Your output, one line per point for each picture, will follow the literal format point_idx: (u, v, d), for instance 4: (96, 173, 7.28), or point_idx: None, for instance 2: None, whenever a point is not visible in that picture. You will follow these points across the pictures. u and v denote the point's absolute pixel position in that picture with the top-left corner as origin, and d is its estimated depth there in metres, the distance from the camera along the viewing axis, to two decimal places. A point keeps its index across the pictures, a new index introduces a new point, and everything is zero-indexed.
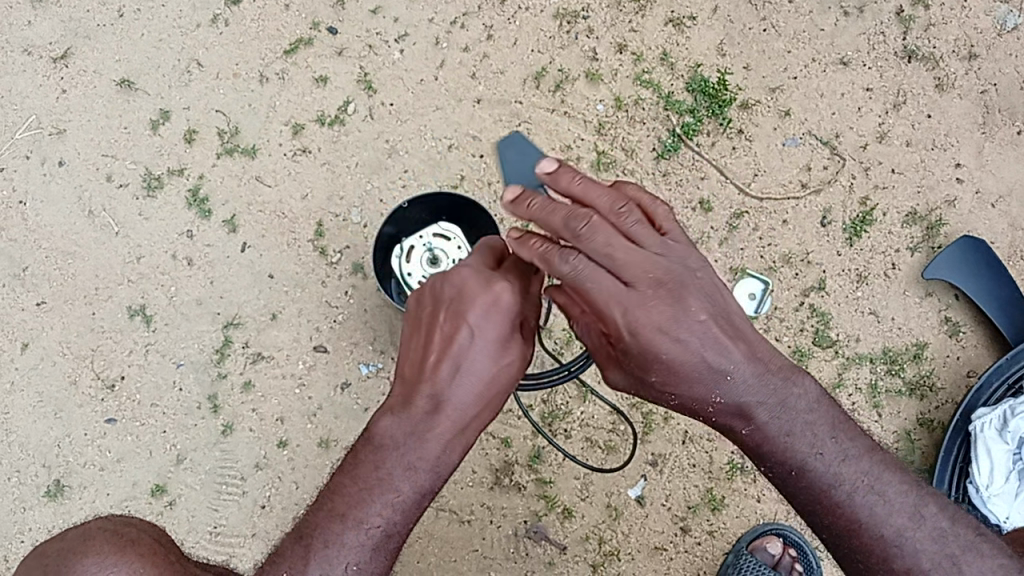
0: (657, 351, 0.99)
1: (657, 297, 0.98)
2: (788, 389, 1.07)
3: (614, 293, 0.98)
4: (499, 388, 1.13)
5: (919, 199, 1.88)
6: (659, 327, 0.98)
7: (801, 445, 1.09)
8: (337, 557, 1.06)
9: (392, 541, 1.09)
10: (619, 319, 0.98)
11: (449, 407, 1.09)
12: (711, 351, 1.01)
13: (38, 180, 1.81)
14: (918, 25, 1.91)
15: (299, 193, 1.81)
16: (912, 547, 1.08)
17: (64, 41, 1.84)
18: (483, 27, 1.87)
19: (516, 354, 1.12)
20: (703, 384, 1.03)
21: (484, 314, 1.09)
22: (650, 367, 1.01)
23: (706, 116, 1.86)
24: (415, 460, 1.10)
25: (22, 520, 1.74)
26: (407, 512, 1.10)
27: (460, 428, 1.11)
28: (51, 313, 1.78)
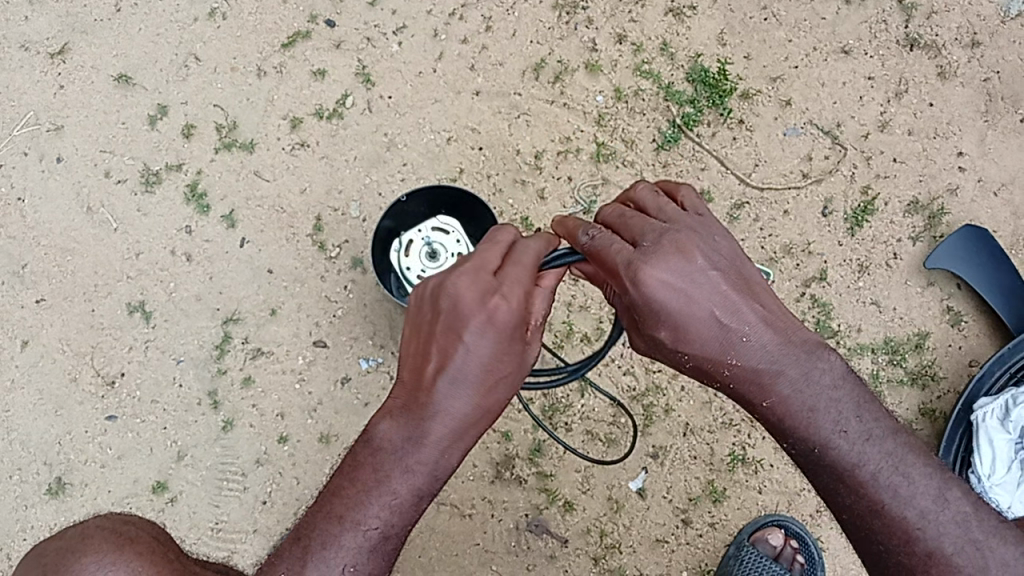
0: (662, 303, 1.07)
1: (662, 251, 1.09)
2: (812, 362, 1.09)
3: (621, 251, 1.10)
4: (498, 393, 1.11)
5: (921, 188, 1.87)
6: (662, 277, 1.07)
7: (826, 421, 1.08)
8: (335, 558, 1.04)
9: (390, 543, 1.08)
10: (624, 272, 1.09)
11: (444, 414, 1.08)
12: (718, 307, 1.08)
13: (36, 177, 1.81)
14: (920, 13, 1.90)
15: (298, 187, 1.81)
16: (936, 529, 1.05)
17: (61, 37, 1.84)
18: (482, 19, 1.86)
19: (513, 359, 1.10)
20: (714, 342, 1.08)
21: (478, 322, 1.07)
22: (658, 322, 1.08)
23: (706, 107, 1.85)
24: (413, 463, 1.08)
25: (25, 517, 1.74)
26: (405, 513, 1.08)
27: (458, 434, 1.10)
28: (51, 311, 1.78)
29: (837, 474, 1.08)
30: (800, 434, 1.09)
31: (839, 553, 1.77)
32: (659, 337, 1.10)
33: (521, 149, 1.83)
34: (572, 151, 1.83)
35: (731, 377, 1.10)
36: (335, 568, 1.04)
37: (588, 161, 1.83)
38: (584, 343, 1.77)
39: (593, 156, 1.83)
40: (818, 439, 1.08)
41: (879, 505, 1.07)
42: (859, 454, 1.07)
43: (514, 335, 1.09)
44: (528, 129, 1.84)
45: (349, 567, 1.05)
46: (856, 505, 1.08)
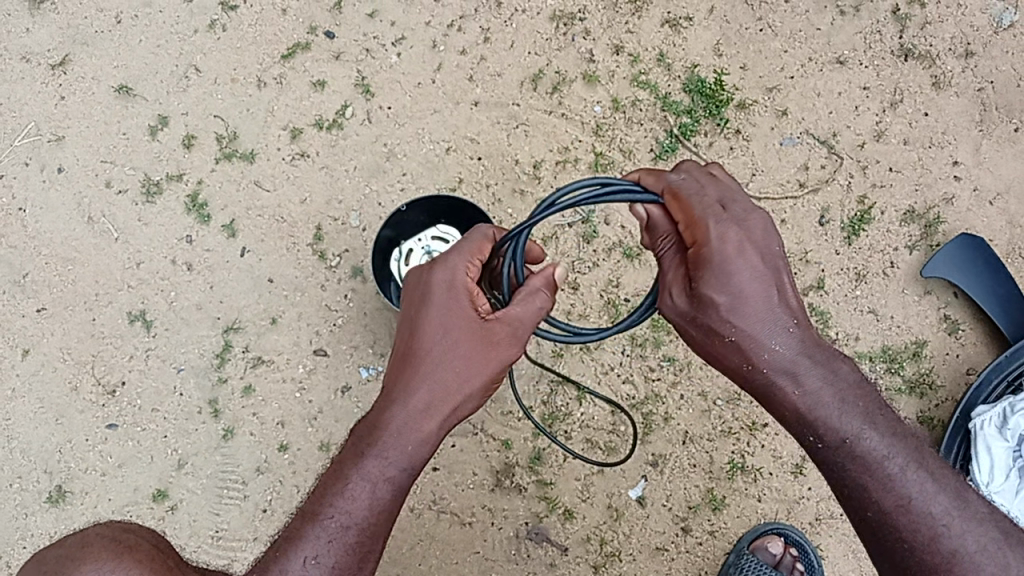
0: (734, 263, 1.14)
1: (751, 220, 1.17)
2: (836, 363, 1.16)
3: (710, 204, 1.18)
4: (450, 371, 1.21)
5: (917, 197, 1.88)
6: (747, 242, 1.15)
7: (858, 413, 1.13)
8: (295, 550, 1.11)
9: (351, 533, 1.14)
10: (711, 224, 1.16)
11: (396, 396, 1.21)
12: (779, 283, 1.17)
13: (37, 187, 1.82)
14: (914, 24, 1.92)
15: (298, 197, 1.82)
16: (960, 526, 1.09)
17: (63, 48, 1.85)
18: (480, 30, 1.87)
19: (458, 335, 1.21)
20: (765, 314, 1.15)
21: (421, 304, 1.24)
22: (725, 283, 1.14)
23: (704, 117, 1.87)
24: (368, 449, 1.18)
25: (25, 526, 1.74)
26: (363, 501, 1.16)
27: (413, 412, 1.20)
28: (52, 320, 1.78)
29: (866, 465, 1.12)
30: (828, 423, 1.13)
31: (839, 561, 1.77)
32: (716, 299, 1.15)
33: (520, 159, 1.84)
34: (570, 161, 1.84)
35: (765, 358, 1.15)
36: (297, 560, 1.10)
37: (586, 171, 1.85)
38: (582, 351, 1.76)
39: (591, 166, 1.85)
40: (850, 430, 1.13)
41: (908, 499, 1.10)
42: (889, 445, 1.12)
43: (453, 310, 1.22)
44: (526, 139, 1.85)
45: (310, 559, 1.11)
46: (881, 502, 1.11)
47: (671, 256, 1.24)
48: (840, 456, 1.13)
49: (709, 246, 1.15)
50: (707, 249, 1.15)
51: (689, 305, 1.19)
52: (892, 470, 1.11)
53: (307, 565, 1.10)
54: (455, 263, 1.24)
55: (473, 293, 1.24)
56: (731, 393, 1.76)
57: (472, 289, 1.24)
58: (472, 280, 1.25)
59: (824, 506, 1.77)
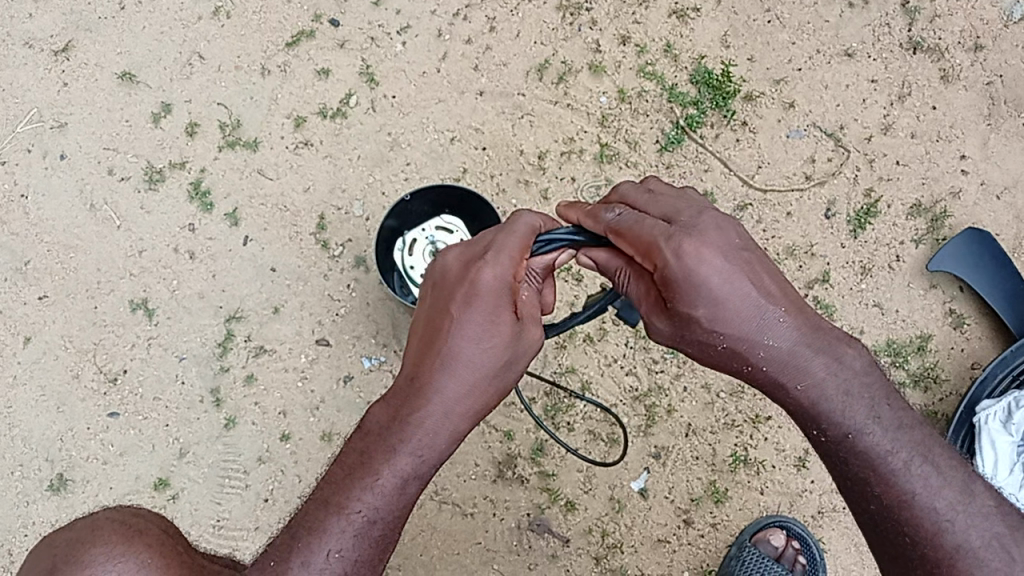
0: (700, 273, 1.09)
1: (700, 224, 1.13)
2: (837, 349, 1.13)
3: (654, 225, 1.13)
4: (487, 372, 1.16)
5: (924, 191, 1.87)
6: (705, 252, 1.09)
7: (864, 407, 1.11)
8: (319, 543, 1.08)
9: (376, 528, 1.11)
10: (664, 244, 1.11)
11: (430, 392, 1.15)
12: (752, 280, 1.12)
13: (39, 174, 1.81)
14: (923, 16, 1.90)
15: (302, 186, 1.81)
16: (965, 521, 1.08)
17: (66, 34, 1.84)
18: (486, 19, 1.86)
19: (502, 338, 1.16)
20: (747, 318, 1.11)
21: (465, 301, 1.16)
22: (696, 296, 1.10)
23: (710, 108, 1.85)
24: (400, 445, 1.13)
25: (26, 513, 1.74)
26: (390, 497, 1.12)
27: (447, 411, 1.15)
28: (53, 307, 1.78)
29: (871, 460, 1.11)
30: (834, 419, 1.11)
31: (841, 555, 1.77)
32: (694, 314, 1.11)
33: (524, 149, 1.83)
34: (575, 152, 1.83)
35: (762, 357, 1.12)
36: (321, 553, 1.08)
37: (591, 162, 1.83)
38: (586, 343, 1.75)
39: (596, 157, 1.83)
40: (854, 425, 1.11)
41: (910, 494, 1.09)
42: (894, 439, 1.11)
43: (499, 311, 1.17)
44: (531, 130, 1.84)
45: (334, 552, 1.08)
46: (885, 496, 1.10)
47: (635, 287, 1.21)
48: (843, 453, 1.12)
49: (671, 267, 1.10)
50: (670, 272, 1.10)
51: (671, 327, 1.15)
52: (899, 464, 1.10)
53: (330, 558, 1.08)
54: (506, 265, 1.17)
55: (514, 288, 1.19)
56: (734, 387, 1.76)
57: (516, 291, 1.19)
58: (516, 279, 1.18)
59: (826, 500, 1.77)
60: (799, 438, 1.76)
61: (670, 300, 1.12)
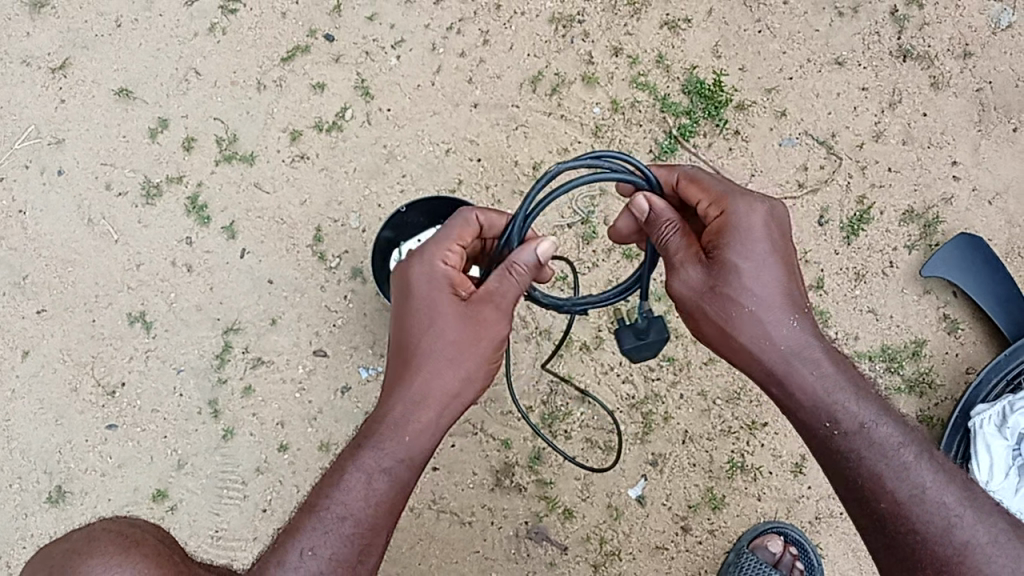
0: (762, 230, 1.18)
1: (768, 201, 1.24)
2: (836, 353, 1.22)
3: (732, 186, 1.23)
4: (439, 357, 1.22)
5: (916, 197, 1.88)
6: (772, 222, 1.20)
7: (872, 402, 1.18)
8: (294, 541, 1.13)
9: (348, 525, 1.16)
10: (740, 198, 1.20)
11: (394, 387, 1.24)
12: (793, 263, 1.22)
13: (37, 189, 1.82)
14: (912, 25, 1.92)
15: (298, 199, 1.82)
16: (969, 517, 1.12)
17: (63, 51, 1.86)
18: (480, 32, 1.88)
19: (444, 323, 1.23)
20: (785, 287, 1.19)
21: (406, 296, 1.25)
22: (751, 252, 1.18)
23: (702, 117, 1.87)
24: (367, 443, 1.21)
25: (24, 527, 1.74)
26: (360, 491, 1.18)
27: (409, 406, 1.23)
28: (51, 321, 1.79)
29: (883, 451, 1.16)
30: (846, 410, 1.17)
31: (840, 561, 1.77)
32: (742, 266, 1.17)
33: (519, 160, 1.85)
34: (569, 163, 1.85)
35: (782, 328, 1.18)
36: (295, 551, 1.13)
37: None
38: (582, 351, 1.76)
39: None
40: (867, 417, 1.17)
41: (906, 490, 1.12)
42: (906, 434, 1.17)
43: (437, 299, 1.23)
44: (525, 141, 1.85)
45: (308, 550, 1.13)
46: (893, 491, 1.14)
47: (677, 241, 1.22)
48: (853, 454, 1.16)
49: (738, 217, 1.19)
50: (737, 221, 1.19)
51: (706, 277, 1.19)
52: None
53: (304, 556, 1.13)
54: (431, 254, 1.25)
55: (455, 279, 1.25)
56: (730, 393, 1.76)
57: (455, 278, 1.25)
58: (451, 266, 1.25)
59: (823, 505, 1.77)
60: (796, 444, 1.76)
61: (722, 249, 1.18)
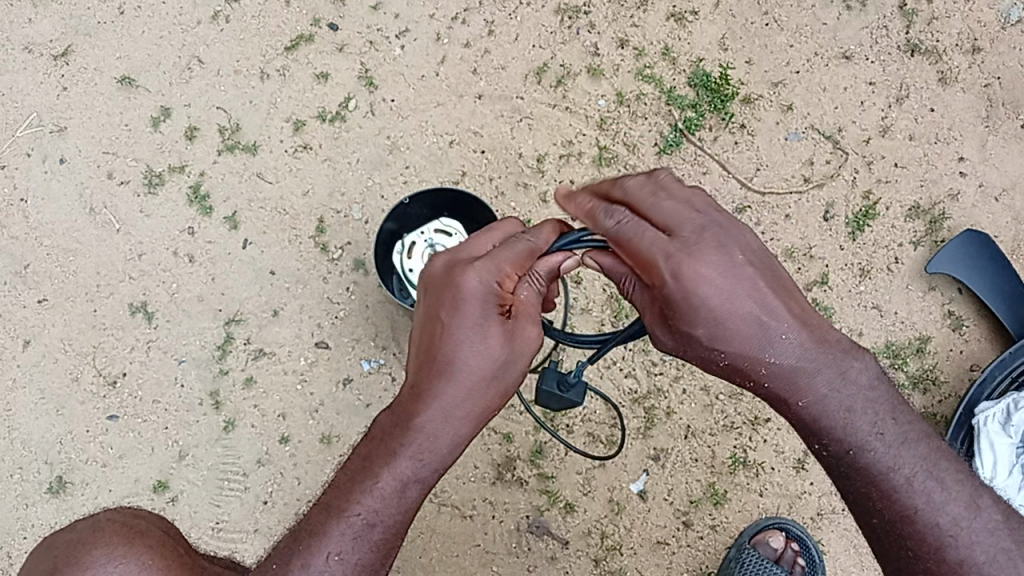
0: (696, 295, 1.06)
1: (703, 242, 1.07)
2: (845, 363, 1.10)
3: (656, 240, 1.07)
4: (483, 375, 1.16)
5: (922, 193, 1.87)
6: (705, 274, 1.05)
7: (865, 425, 1.11)
8: (319, 545, 1.12)
9: (376, 530, 1.14)
10: (663, 263, 1.07)
11: (429, 394, 1.16)
12: (758, 299, 1.07)
13: (39, 178, 1.82)
14: (920, 19, 1.90)
15: (300, 189, 1.81)
16: (967, 534, 1.09)
17: (65, 39, 1.84)
18: (484, 23, 1.86)
19: (493, 342, 1.16)
20: (752, 336, 1.07)
21: (455, 305, 1.16)
22: (697, 318, 1.07)
23: (708, 111, 1.86)
24: (400, 450, 1.15)
25: (25, 517, 1.74)
26: (391, 499, 1.14)
27: (447, 416, 1.16)
28: (53, 311, 1.78)
29: (873, 476, 1.12)
30: (833, 434, 1.12)
31: (841, 557, 1.76)
32: (696, 333, 1.08)
33: (523, 152, 1.84)
34: (574, 155, 1.84)
35: (765, 373, 1.10)
36: (321, 555, 1.11)
37: (590, 165, 1.84)
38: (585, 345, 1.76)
39: (595, 159, 1.84)
40: (855, 441, 1.11)
41: (912, 504, 1.10)
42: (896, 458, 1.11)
43: (487, 316, 1.16)
44: (529, 133, 1.84)
45: (334, 554, 1.12)
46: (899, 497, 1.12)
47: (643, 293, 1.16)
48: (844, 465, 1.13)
49: (668, 287, 1.07)
50: (668, 292, 1.07)
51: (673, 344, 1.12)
52: (896, 476, 1.11)
53: (330, 560, 1.11)
54: (485, 270, 1.16)
55: (503, 293, 1.17)
56: (733, 389, 1.76)
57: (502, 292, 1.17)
58: (503, 286, 1.17)
59: (826, 501, 1.77)
60: (799, 440, 1.76)
61: (670, 318, 1.09)
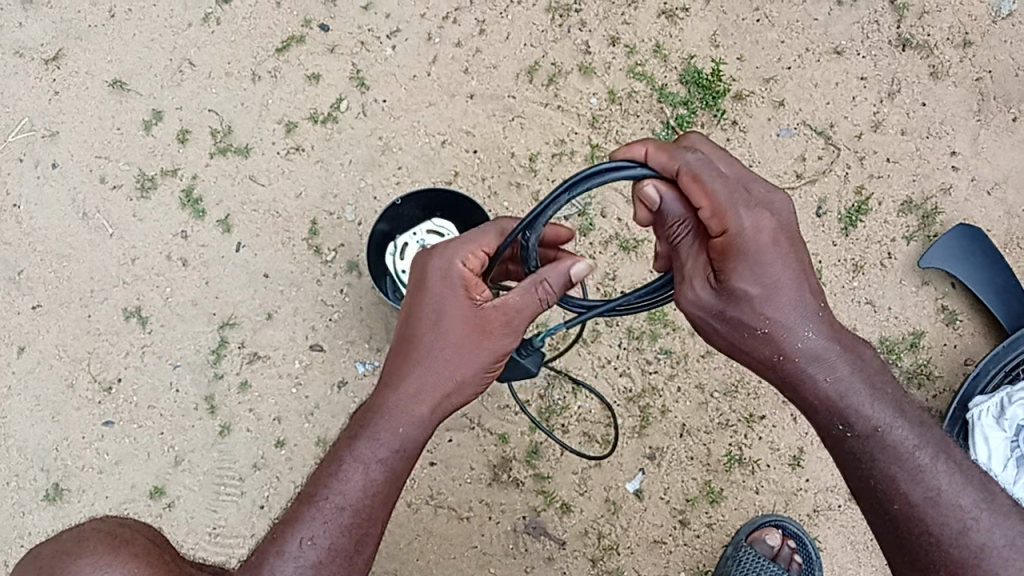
0: (765, 252, 1.12)
1: (769, 204, 1.14)
2: (856, 342, 1.21)
3: (733, 188, 1.10)
4: (444, 359, 1.23)
5: (915, 187, 1.87)
6: (775, 229, 1.12)
7: (890, 402, 1.17)
8: (291, 531, 1.15)
9: (346, 515, 1.17)
10: (742, 214, 1.10)
11: (393, 379, 1.25)
12: (801, 265, 1.16)
13: (31, 184, 1.81)
14: (912, 13, 1.90)
15: (293, 192, 1.81)
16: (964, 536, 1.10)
17: (55, 43, 1.84)
18: (476, 22, 1.86)
19: (452, 323, 1.23)
20: (793, 302, 1.15)
21: (419, 289, 1.26)
22: (758, 273, 1.12)
23: (700, 108, 1.86)
24: (364, 433, 1.23)
25: (22, 524, 1.74)
26: (357, 481, 1.19)
27: (407, 399, 1.24)
28: (48, 317, 1.78)
29: (898, 453, 1.14)
30: (861, 411, 1.16)
31: (837, 553, 1.77)
32: (750, 290, 1.13)
33: (515, 152, 1.84)
34: (566, 154, 1.84)
35: (794, 340, 1.16)
36: (294, 541, 1.14)
37: (583, 164, 1.84)
38: (579, 344, 1.76)
39: (588, 158, 1.84)
40: (883, 418, 1.15)
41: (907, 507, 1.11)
42: (920, 436, 1.15)
43: (449, 297, 1.23)
44: (521, 132, 1.84)
45: (307, 540, 1.14)
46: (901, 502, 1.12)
47: (688, 245, 1.18)
48: (871, 445, 1.15)
49: (741, 238, 1.10)
50: (737, 245, 1.11)
51: (715, 301, 1.16)
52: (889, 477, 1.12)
53: (303, 545, 1.14)
54: (452, 252, 1.23)
55: (472, 280, 1.23)
56: (728, 386, 1.76)
57: (469, 279, 1.23)
58: (470, 269, 1.23)
59: (822, 498, 1.77)
60: (794, 436, 1.77)
61: (727, 273, 1.13)
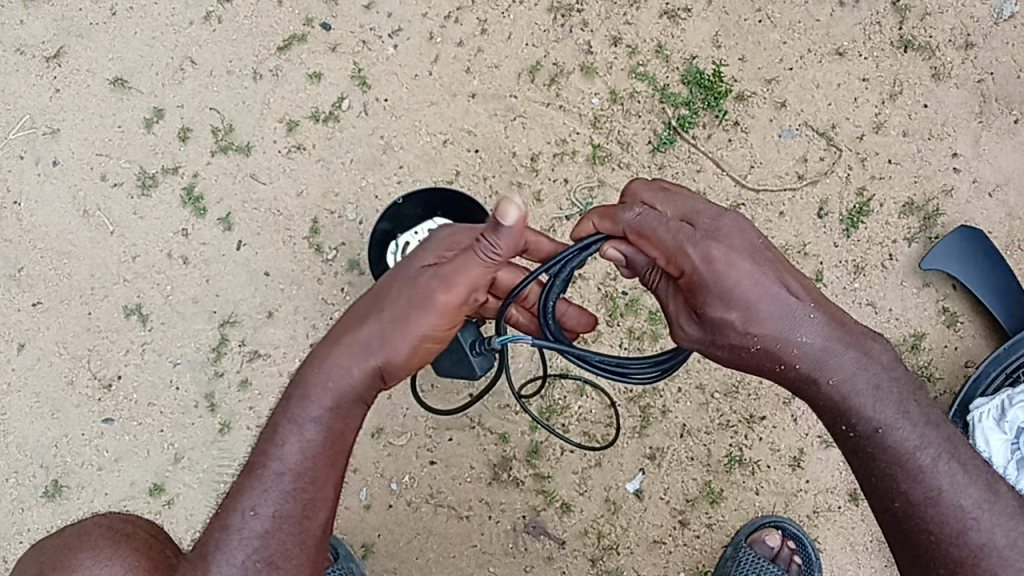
0: (727, 280, 1.08)
1: (724, 229, 1.11)
2: (868, 340, 1.14)
3: (677, 230, 1.11)
4: (379, 319, 1.18)
5: (916, 189, 1.87)
6: (733, 254, 1.08)
7: (892, 403, 1.12)
8: (236, 504, 1.13)
9: (286, 480, 1.13)
10: (693, 252, 1.09)
11: (334, 338, 1.21)
12: (781, 281, 1.10)
13: (32, 180, 1.81)
14: (914, 15, 1.90)
15: (294, 190, 1.81)
16: (964, 539, 1.11)
17: (56, 40, 1.84)
18: (478, 21, 1.86)
19: (401, 278, 1.20)
20: (782, 317, 1.09)
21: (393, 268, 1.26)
22: (728, 301, 1.08)
23: (702, 109, 1.85)
24: (296, 388, 1.17)
25: (22, 520, 1.74)
26: (288, 439, 1.14)
27: (340, 355, 1.17)
28: (48, 314, 1.78)
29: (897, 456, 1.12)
30: (862, 413, 1.12)
31: (836, 554, 1.77)
32: (729, 317, 1.09)
33: (517, 152, 1.84)
34: (568, 154, 1.84)
35: (796, 354, 1.11)
36: (237, 513, 1.12)
37: (584, 163, 1.84)
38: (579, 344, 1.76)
39: (589, 158, 1.84)
40: (883, 418, 1.12)
41: (909, 507, 1.12)
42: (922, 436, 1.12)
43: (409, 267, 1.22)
44: (523, 131, 1.84)
45: (249, 510, 1.12)
46: (901, 502, 1.12)
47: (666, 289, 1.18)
48: (872, 447, 1.13)
49: (699, 273, 1.08)
50: (699, 278, 1.09)
51: (704, 333, 1.13)
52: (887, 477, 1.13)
53: (247, 515, 1.11)
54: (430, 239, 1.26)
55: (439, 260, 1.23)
56: (728, 386, 1.76)
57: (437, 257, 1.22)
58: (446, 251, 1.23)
59: (822, 499, 1.77)
60: (794, 437, 1.77)
61: (702, 304, 1.10)
